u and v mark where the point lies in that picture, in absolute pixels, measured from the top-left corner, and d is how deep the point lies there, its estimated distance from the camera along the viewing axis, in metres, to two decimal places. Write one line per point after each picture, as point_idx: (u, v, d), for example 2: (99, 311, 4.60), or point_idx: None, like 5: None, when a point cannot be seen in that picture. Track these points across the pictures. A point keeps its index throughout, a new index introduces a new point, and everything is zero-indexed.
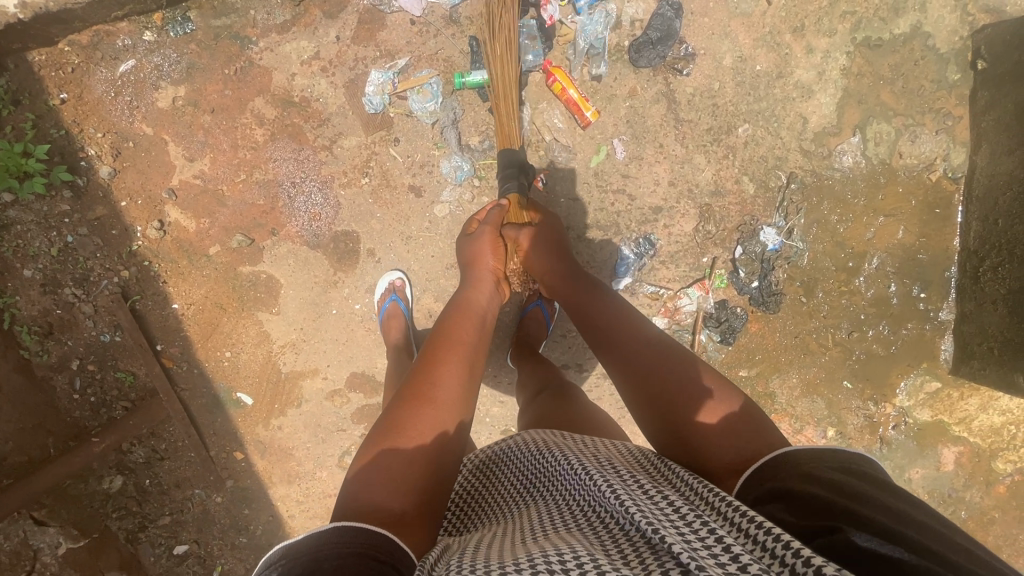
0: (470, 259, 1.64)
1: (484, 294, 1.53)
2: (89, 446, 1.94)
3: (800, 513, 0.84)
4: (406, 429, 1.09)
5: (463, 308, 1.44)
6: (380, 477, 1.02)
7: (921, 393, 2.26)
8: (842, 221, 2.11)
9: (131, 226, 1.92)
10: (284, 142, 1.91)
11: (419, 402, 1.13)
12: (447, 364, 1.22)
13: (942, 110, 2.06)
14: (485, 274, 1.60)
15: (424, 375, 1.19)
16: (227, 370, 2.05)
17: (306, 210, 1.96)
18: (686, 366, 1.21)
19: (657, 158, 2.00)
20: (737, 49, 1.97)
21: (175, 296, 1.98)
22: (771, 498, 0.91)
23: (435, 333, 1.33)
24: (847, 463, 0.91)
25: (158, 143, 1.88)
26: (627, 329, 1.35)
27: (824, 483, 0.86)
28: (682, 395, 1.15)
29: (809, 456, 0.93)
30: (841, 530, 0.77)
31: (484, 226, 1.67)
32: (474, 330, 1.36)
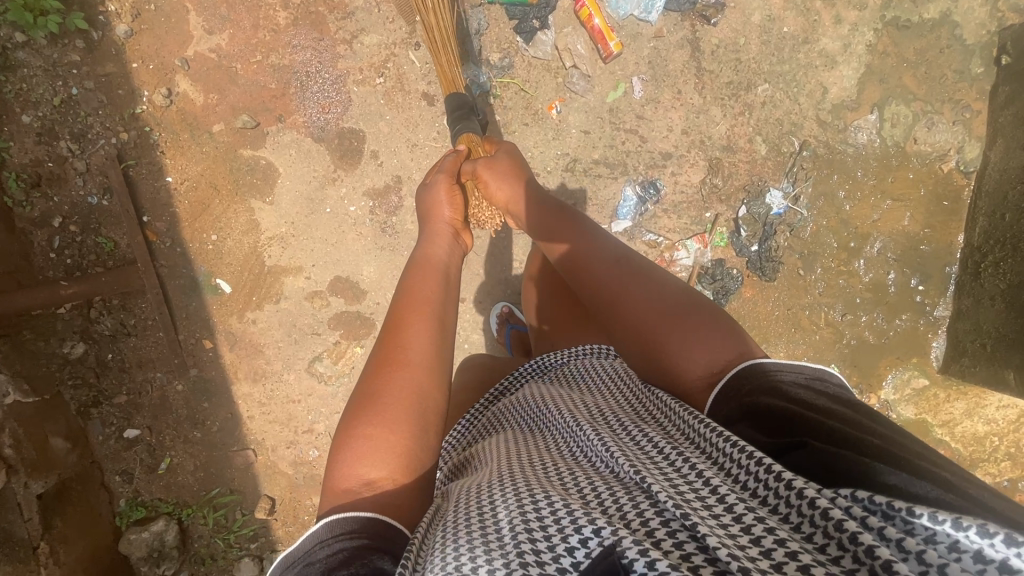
0: (426, 211, 1.55)
1: (443, 246, 1.48)
2: (55, 288, 1.88)
3: (768, 429, 0.86)
4: (382, 398, 1.07)
5: (426, 266, 1.40)
6: (360, 447, 1.00)
7: (907, 389, 2.22)
8: (849, 198, 2.10)
9: (138, 90, 1.90)
10: (305, 29, 1.90)
11: (389, 369, 1.11)
12: (413, 324, 1.20)
13: (961, 102, 2.06)
14: (441, 226, 1.52)
15: (393, 340, 1.16)
16: (211, 254, 2.01)
17: (316, 102, 1.94)
18: (660, 288, 1.19)
19: (674, 104, 1.99)
20: (767, 8, 1.98)
21: (171, 169, 1.95)
22: (737, 416, 0.92)
23: (397, 301, 1.28)
24: (814, 380, 0.93)
25: (180, 10, 1.88)
26: (602, 255, 1.32)
27: (793, 400, 0.88)
28: (655, 318, 1.13)
29: (775, 370, 0.94)
30: (806, 442, 0.79)
31: (438, 173, 1.56)
32: (437, 287, 1.33)
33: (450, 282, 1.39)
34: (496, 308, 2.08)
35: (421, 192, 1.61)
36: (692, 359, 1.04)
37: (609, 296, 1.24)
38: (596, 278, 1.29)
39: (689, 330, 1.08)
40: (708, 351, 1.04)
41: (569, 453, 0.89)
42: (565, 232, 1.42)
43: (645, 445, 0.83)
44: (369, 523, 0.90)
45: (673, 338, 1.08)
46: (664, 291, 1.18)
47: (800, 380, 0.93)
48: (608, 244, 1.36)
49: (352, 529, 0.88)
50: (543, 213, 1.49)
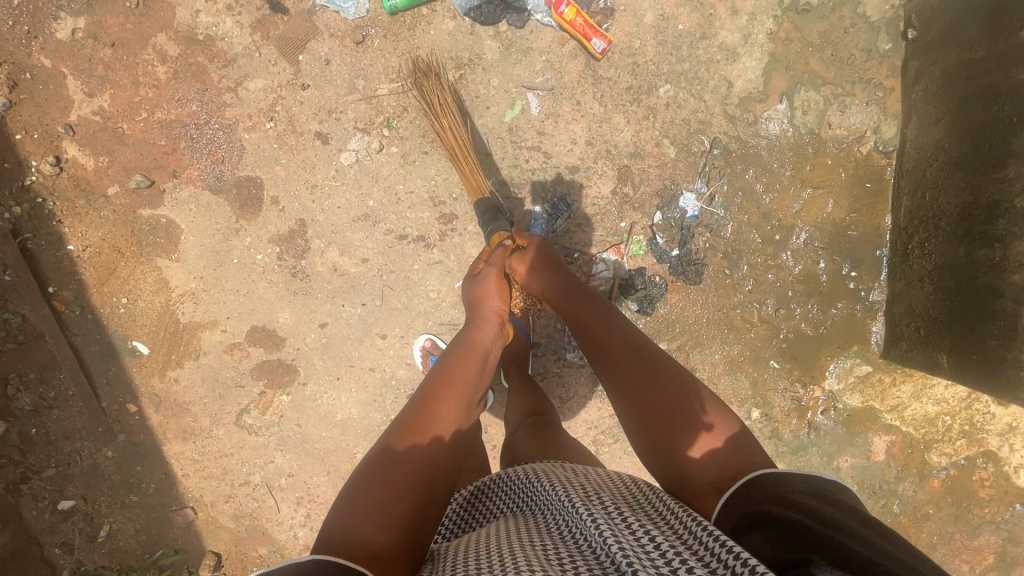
0: (476, 300, 1.63)
1: (488, 333, 1.52)
2: None
3: (777, 542, 0.79)
4: (403, 463, 1.07)
5: (469, 346, 1.43)
6: (371, 506, 0.99)
7: (851, 377, 2.17)
8: (769, 191, 2.04)
9: (26, 160, 1.86)
10: (188, 81, 1.86)
11: (416, 438, 1.12)
12: (445, 399, 1.23)
13: (872, 81, 2.00)
14: (490, 313, 1.58)
15: (423, 410, 1.18)
16: (123, 317, 1.98)
17: (208, 154, 1.90)
18: (667, 376, 1.19)
19: (574, 115, 1.94)
20: (659, 7, 1.91)
21: (71, 237, 1.92)
22: (753, 528, 0.85)
23: (435, 373, 1.31)
24: (828, 492, 0.88)
25: (57, 76, 1.83)
26: (623, 344, 1.31)
27: (802, 510, 0.82)
28: (674, 422, 1.12)
29: (785, 482, 0.90)
30: (812, 558, 0.72)
31: (489, 267, 1.66)
32: (475, 368, 1.36)
33: (486, 367, 1.41)
34: (417, 342, 2.00)
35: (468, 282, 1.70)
36: (705, 466, 1.03)
37: (621, 381, 1.24)
38: (614, 369, 1.28)
39: (696, 433, 1.08)
40: (717, 459, 1.03)
41: (552, 534, 0.88)
42: (581, 311, 1.44)
43: (630, 529, 0.82)
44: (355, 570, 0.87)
45: (682, 440, 1.09)
46: (674, 383, 1.18)
47: (811, 493, 0.87)
48: (630, 334, 1.33)
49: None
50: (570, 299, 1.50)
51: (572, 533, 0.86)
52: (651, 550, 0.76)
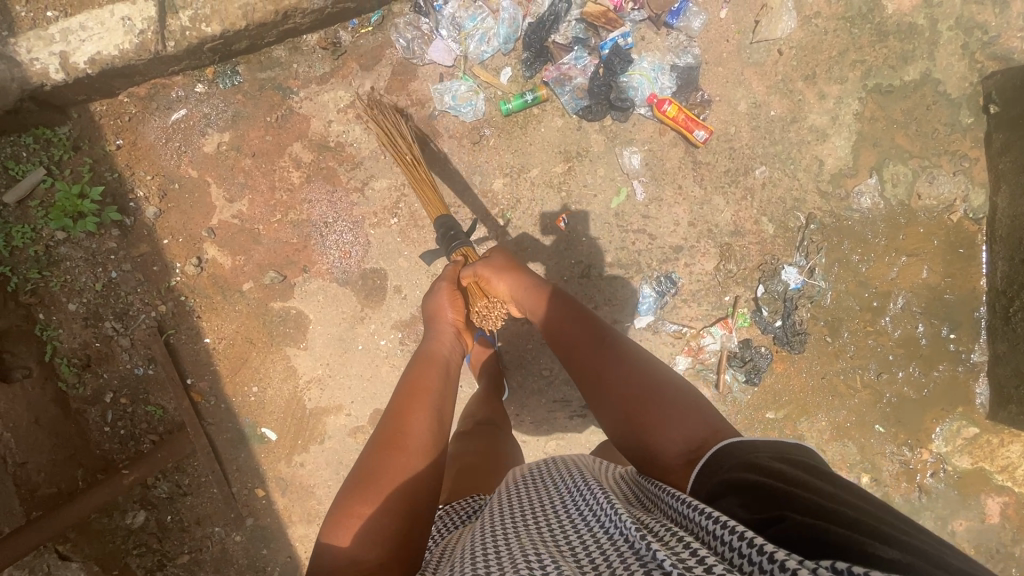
0: (432, 312, 1.61)
1: (448, 343, 1.53)
2: (118, 478, 1.94)
3: (749, 503, 0.82)
4: (380, 479, 1.08)
5: (428, 358, 1.45)
6: (359, 524, 1.00)
7: (958, 439, 2.19)
8: (865, 260, 2.12)
9: (171, 262, 2.01)
10: (318, 184, 2.01)
11: (390, 453, 1.13)
12: (412, 411, 1.24)
13: (958, 152, 2.10)
14: (445, 325, 1.58)
15: (392, 426, 1.20)
16: (254, 405, 2.08)
17: (336, 249, 2.03)
18: (630, 366, 1.22)
19: (676, 199, 2.05)
20: (752, 96, 2.04)
21: (208, 330, 2.05)
22: (725, 492, 0.87)
23: (399, 391, 1.33)
24: (791, 454, 0.91)
25: (202, 186, 2.00)
26: (585, 334, 1.34)
27: (771, 472, 0.86)
28: (638, 398, 1.15)
29: (753, 447, 0.92)
30: (787, 517, 0.76)
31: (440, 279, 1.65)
32: (438, 375, 1.38)
33: (449, 373, 1.43)
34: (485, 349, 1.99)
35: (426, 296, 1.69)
36: (671, 437, 1.05)
37: (589, 372, 1.25)
38: (578, 355, 1.31)
39: (665, 412, 1.10)
40: (685, 430, 1.05)
41: (575, 522, 0.91)
42: (550, 311, 1.43)
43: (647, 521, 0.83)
44: None
45: (655, 419, 1.09)
46: (643, 371, 1.20)
47: (775, 455, 0.91)
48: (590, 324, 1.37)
49: None
50: (532, 296, 1.52)
51: (591, 520, 0.88)
52: (664, 535, 0.76)
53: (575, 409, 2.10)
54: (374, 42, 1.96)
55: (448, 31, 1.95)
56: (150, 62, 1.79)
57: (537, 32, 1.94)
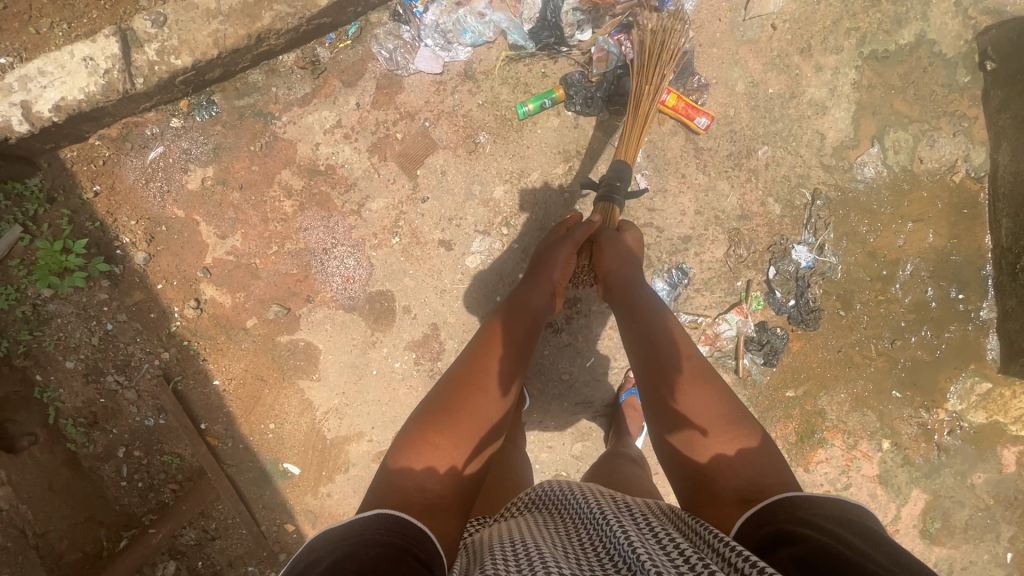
0: (540, 258, 1.56)
1: (544, 295, 1.46)
2: (147, 538, 1.93)
3: (798, 559, 0.76)
4: (458, 413, 1.12)
5: (522, 304, 1.40)
6: (426, 448, 1.06)
7: (972, 395, 2.22)
8: (872, 230, 2.11)
9: (168, 307, 1.93)
10: (313, 210, 1.93)
11: (472, 389, 1.17)
12: (501, 356, 1.26)
13: (957, 113, 2.08)
14: (548, 279, 1.50)
15: (480, 364, 1.22)
16: (272, 442, 2.03)
17: (339, 274, 1.96)
18: (733, 405, 1.12)
19: (681, 188, 2.01)
20: (748, 75, 2.00)
21: (216, 372, 1.98)
22: (778, 546, 0.81)
23: (488, 330, 1.33)
24: (857, 517, 0.81)
25: (190, 225, 1.90)
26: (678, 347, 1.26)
27: (826, 532, 0.78)
28: (717, 423, 1.09)
29: (816, 506, 0.84)
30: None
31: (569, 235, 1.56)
32: (528, 327, 1.35)
33: (539, 328, 1.39)
34: None
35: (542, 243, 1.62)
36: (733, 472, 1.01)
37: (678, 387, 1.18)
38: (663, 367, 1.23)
39: (740, 456, 1.03)
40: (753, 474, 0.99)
41: (584, 548, 0.84)
42: (650, 314, 1.35)
43: (665, 547, 0.77)
44: (406, 520, 0.88)
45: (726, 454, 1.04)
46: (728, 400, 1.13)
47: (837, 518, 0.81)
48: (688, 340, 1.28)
49: (395, 527, 0.86)
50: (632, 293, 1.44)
51: (603, 549, 0.82)
52: (682, 556, 0.74)
53: (598, 409, 2.09)
54: (354, 55, 1.87)
55: (434, 42, 1.87)
56: (120, 102, 1.68)
57: (526, 33, 1.87)
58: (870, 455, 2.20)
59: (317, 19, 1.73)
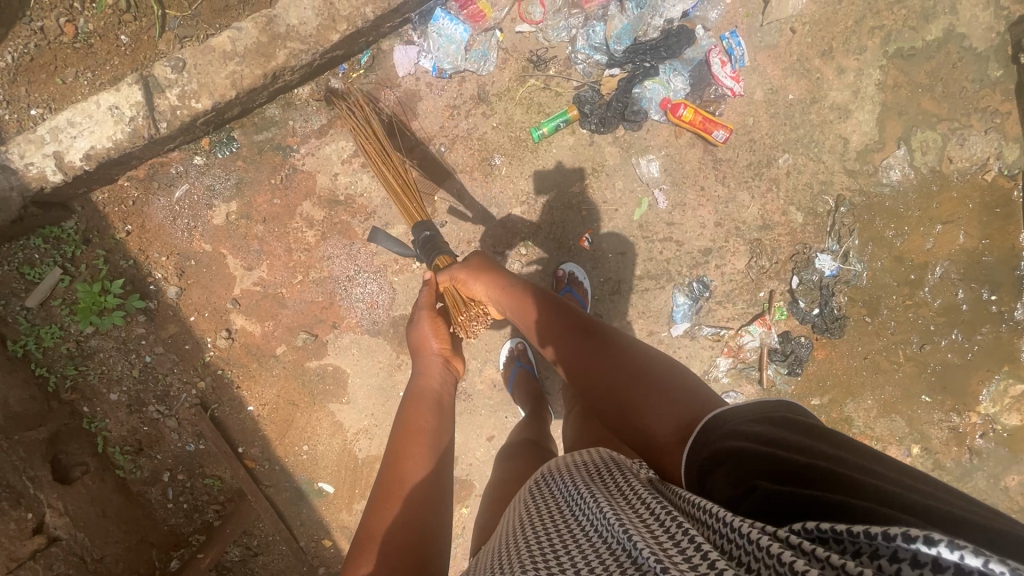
0: (416, 346, 1.58)
1: (437, 377, 1.49)
2: (197, 563, 2.00)
3: (731, 474, 0.82)
4: (379, 537, 1.04)
5: (418, 394, 1.42)
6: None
7: (1005, 397, 2.19)
8: (899, 234, 2.07)
9: (202, 338, 2.00)
10: (335, 239, 1.96)
11: (385, 506, 1.11)
12: (406, 457, 1.21)
13: (988, 109, 2.01)
14: (432, 356, 1.54)
15: (388, 479, 1.17)
16: (307, 463, 2.11)
17: (363, 301, 2.01)
18: (626, 353, 1.18)
19: (700, 201, 1.99)
20: (767, 82, 1.96)
21: (250, 399, 2.06)
22: (716, 461, 0.86)
23: (394, 436, 1.30)
24: (769, 412, 0.89)
25: (218, 258, 1.96)
26: (564, 328, 1.30)
27: (747, 436, 0.85)
28: (632, 380, 1.11)
29: (731, 414, 0.91)
30: (755, 486, 0.77)
31: (421, 309, 1.61)
32: (432, 414, 1.35)
33: (443, 410, 1.40)
34: (506, 345, 2.07)
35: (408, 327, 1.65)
36: (667, 415, 1.02)
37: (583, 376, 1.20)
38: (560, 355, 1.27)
39: (665, 395, 1.05)
40: (680, 407, 1.02)
41: (568, 528, 0.84)
42: (523, 313, 1.41)
43: (642, 514, 0.78)
44: None
45: (652, 402, 1.06)
46: (628, 354, 1.17)
47: (755, 416, 0.88)
48: (566, 316, 1.33)
49: None
50: (506, 296, 1.47)
51: (586, 526, 0.82)
52: (657, 524, 0.73)
53: None
54: (368, 85, 1.88)
55: (453, 45, 1.84)
56: (145, 147, 1.73)
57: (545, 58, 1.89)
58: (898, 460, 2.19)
59: (330, 53, 1.73)
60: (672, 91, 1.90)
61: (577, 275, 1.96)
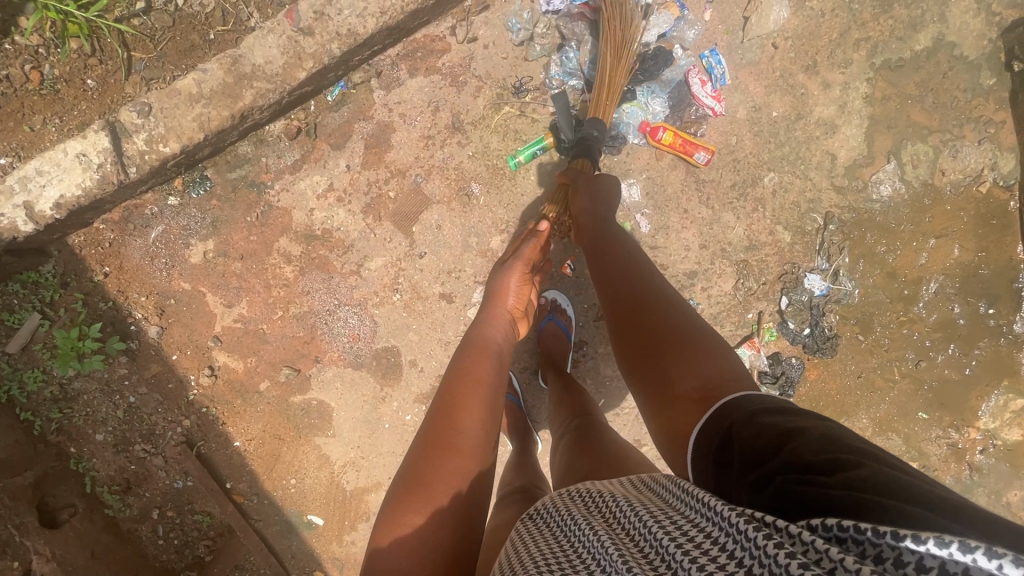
0: (495, 293, 1.57)
1: (500, 329, 1.47)
2: None
3: (754, 461, 0.80)
4: (429, 482, 1.03)
5: (482, 344, 1.38)
6: (405, 521, 0.99)
7: (1006, 412, 2.12)
8: (890, 250, 2.01)
9: (185, 376, 2.00)
10: (314, 273, 1.94)
11: (443, 455, 1.07)
12: (469, 405, 1.16)
13: (982, 118, 1.94)
14: (502, 311, 1.53)
15: (446, 420, 1.13)
16: (296, 496, 2.10)
17: (344, 334, 1.99)
18: (679, 314, 1.15)
19: (683, 224, 1.95)
20: (750, 100, 1.90)
21: (236, 434, 2.05)
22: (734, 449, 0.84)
23: (456, 373, 1.26)
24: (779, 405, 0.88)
25: (197, 296, 1.95)
26: (629, 281, 1.27)
27: (765, 424, 0.83)
28: (676, 336, 1.09)
29: (763, 403, 0.89)
30: (775, 477, 0.75)
31: (515, 260, 1.61)
32: (493, 368, 1.30)
33: (503, 365, 1.35)
34: None
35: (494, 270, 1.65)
36: (693, 376, 1.02)
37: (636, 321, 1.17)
38: (620, 300, 1.25)
39: (703, 358, 1.04)
40: (707, 374, 1.01)
41: (560, 551, 0.78)
42: (609, 256, 1.37)
43: (633, 535, 0.73)
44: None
45: (681, 363, 1.05)
46: (678, 316, 1.14)
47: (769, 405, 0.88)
48: (642, 269, 1.30)
49: None
50: (595, 242, 1.45)
51: (576, 550, 0.76)
52: (651, 546, 0.69)
53: None
54: (340, 118, 1.85)
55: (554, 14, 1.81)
56: (117, 191, 1.71)
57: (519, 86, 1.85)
58: None
59: (298, 90, 1.71)
60: (650, 114, 1.87)
61: (561, 302, 1.96)
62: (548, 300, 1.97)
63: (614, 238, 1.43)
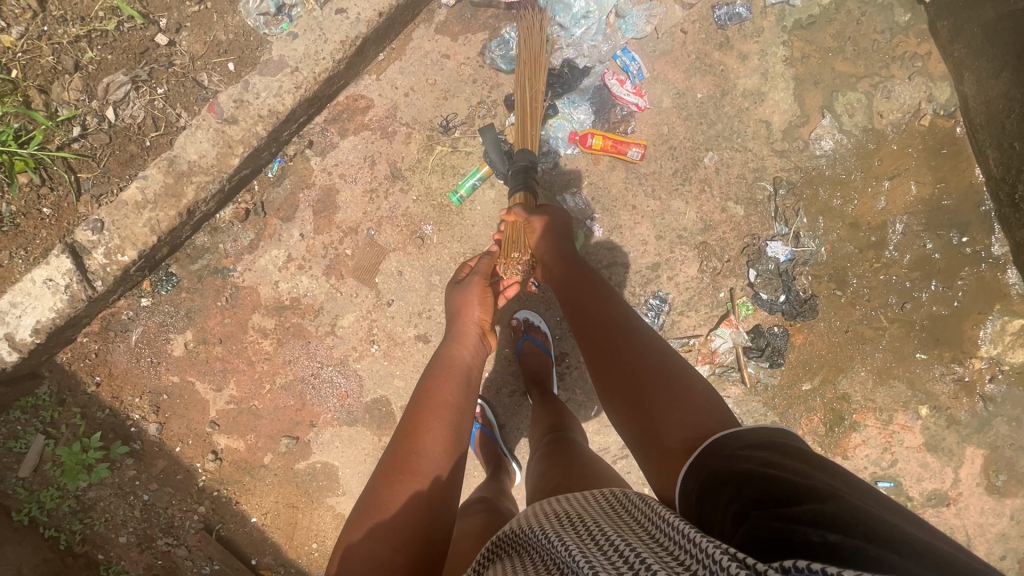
0: (454, 310, 1.61)
1: (468, 348, 1.50)
2: None
3: (737, 492, 0.79)
4: (385, 505, 1.07)
5: (448, 364, 1.42)
6: (366, 534, 1.03)
7: (1007, 336, 2.07)
8: (847, 201, 2.01)
9: (192, 465, 2.06)
10: (292, 342, 2.00)
11: (401, 478, 1.11)
12: (430, 430, 1.20)
13: (906, 55, 1.95)
14: (469, 328, 1.55)
15: (408, 442, 1.18)
16: (320, 559, 2.12)
17: (333, 394, 2.03)
18: (662, 356, 1.16)
19: (635, 220, 1.97)
20: (672, 87, 1.93)
21: (251, 510, 2.09)
22: (719, 483, 0.84)
23: (416, 399, 1.30)
24: (777, 442, 0.87)
25: (187, 386, 2.01)
26: (610, 321, 1.27)
27: (753, 461, 0.83)
28: (659, 383, 1.09)
29: (752, 440, 0.88)
30: (749, 509, 0.74)
31: (473, 277, 1.67)
32: (459, 391, 1.33)
33: (470, 386, 1.38)
34: None
35: (452, 290, 1.70)
36: (683, 428, 1.01)
37: (614, 361, 1.19)
38: (595, 336, 1.27)
39: (688, 406, 1.04)
40: (696, 424, 1.00)
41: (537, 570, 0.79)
42: (583, 291, 1.39)
43: (602, 544, 0.77)
44: None
45: (668, 415, 1.04)
46: (657, 355, 1.16)
47: (763, 443, 0.87)
48: (617, 305, 1.32)
49: None
50: (563, 270, 1.49)
51: (544, 562, 0.80)
52: (619, 552, 0.73)
53: (615, 452, 2.09)
54: (284, 191, 1.92)
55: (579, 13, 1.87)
56: (89, 304, 1.79)
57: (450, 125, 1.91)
58: (909, 426, 2.09)
59: (237, 175, 1.78)
60: (577, 124, 1.92)
61: (534, 320, 1.99)
62: (520, 320, 2.00)
63: (580, 268, 1.47)
